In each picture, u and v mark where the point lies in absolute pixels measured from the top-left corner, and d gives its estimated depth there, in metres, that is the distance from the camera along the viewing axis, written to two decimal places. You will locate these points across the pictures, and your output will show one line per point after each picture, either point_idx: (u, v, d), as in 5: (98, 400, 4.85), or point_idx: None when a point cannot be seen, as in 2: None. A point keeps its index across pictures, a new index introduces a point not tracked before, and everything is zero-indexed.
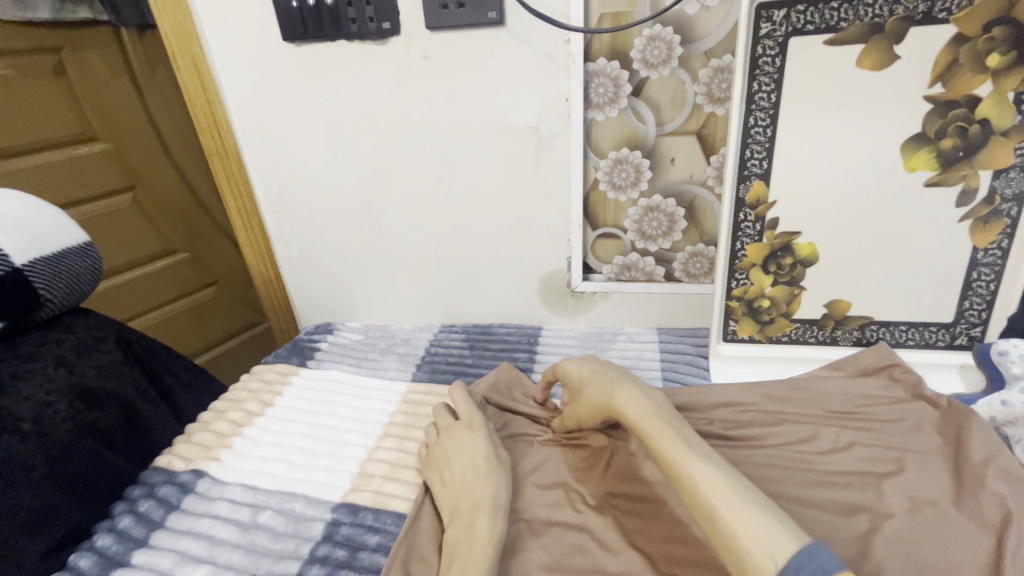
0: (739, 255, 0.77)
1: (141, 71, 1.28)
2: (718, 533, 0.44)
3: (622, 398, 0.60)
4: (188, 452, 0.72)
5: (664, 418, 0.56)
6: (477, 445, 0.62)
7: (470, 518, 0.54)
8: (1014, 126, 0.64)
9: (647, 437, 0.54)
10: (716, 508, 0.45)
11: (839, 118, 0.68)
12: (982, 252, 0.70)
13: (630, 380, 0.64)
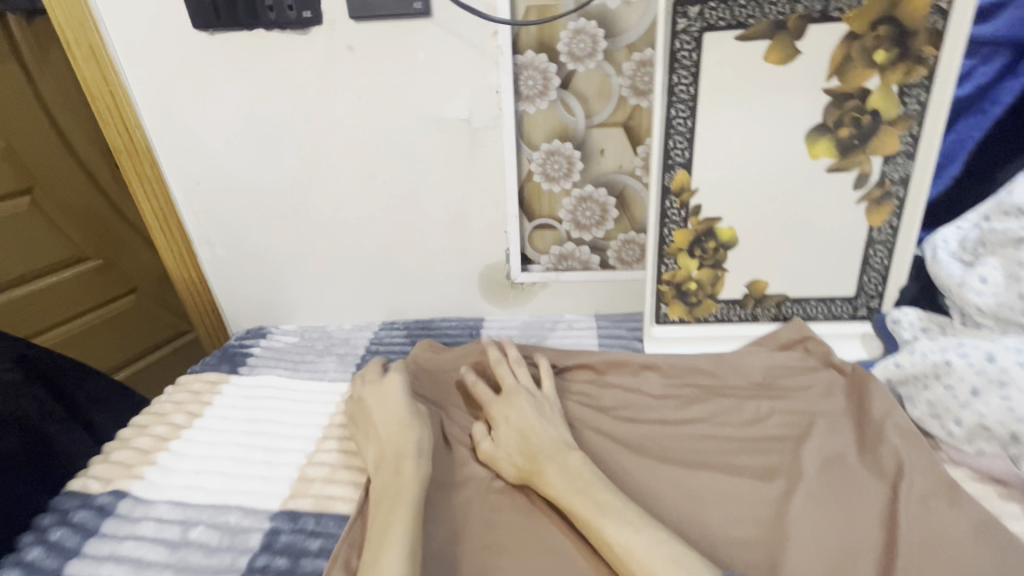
0: (666, 241, 0.81)
1: (33, 59, 1.15)
2: None
3: (553, 471, 0.58)
4: (106, 472, 0.67)
5: (585, 485, 0.56)
6: (404, 410, 0.66)
7: (396, 465, 0.60)
8: (898, 116, 0.71)
9: (577, 515, 0.53)
10: None
11: (751, 109, 0.72)
12: (876, 231, 0.77)
13: (563, 451, 0.60)
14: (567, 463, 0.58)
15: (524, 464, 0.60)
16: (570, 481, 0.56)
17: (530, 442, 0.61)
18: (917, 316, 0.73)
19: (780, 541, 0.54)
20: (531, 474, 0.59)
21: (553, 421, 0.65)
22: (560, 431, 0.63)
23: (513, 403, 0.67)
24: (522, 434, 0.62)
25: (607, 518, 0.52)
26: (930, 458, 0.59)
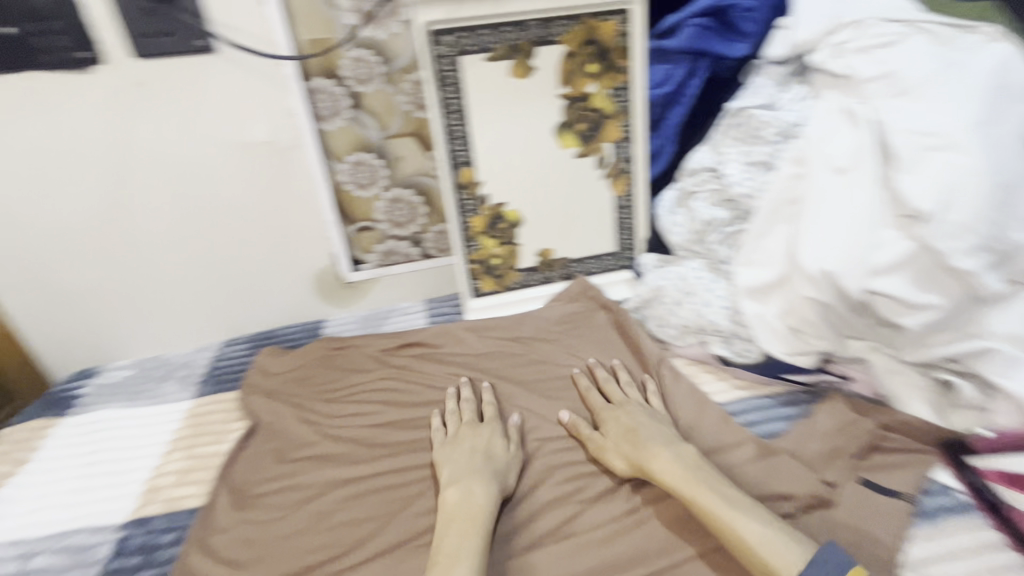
0: (468, 226, 0.98)
1: None
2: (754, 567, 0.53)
3: (665, 466, 0.63)
4: None
5: (696, 475, 0.61)
6: (461, 452, 0.69)
7: (457, 521, 0.61)
8: (614, 111, 0.95)
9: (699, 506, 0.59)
10: (768, 563, 0.52)
11: (511, 114, 0.92)
12: (620, 199, 1.01)
13: (673, 447, 0.66)
14: (681, 452, 0.65)
15: (633, 460, 0.66)
16: (685, 469, 0.62)
17: (642, 437, 0.67)
18: (654, 261, 0.92)
19: (646, 451, 0.65)
20: (638, 467, 0.66)
21: (649, 416, 0.71)
22: (660, 426, 0.69)
23: (649, 412, 0.72)
24: (632, 430, 0.69)
25: (716, 502, 0.58)
26: (658, 356, 0.82)
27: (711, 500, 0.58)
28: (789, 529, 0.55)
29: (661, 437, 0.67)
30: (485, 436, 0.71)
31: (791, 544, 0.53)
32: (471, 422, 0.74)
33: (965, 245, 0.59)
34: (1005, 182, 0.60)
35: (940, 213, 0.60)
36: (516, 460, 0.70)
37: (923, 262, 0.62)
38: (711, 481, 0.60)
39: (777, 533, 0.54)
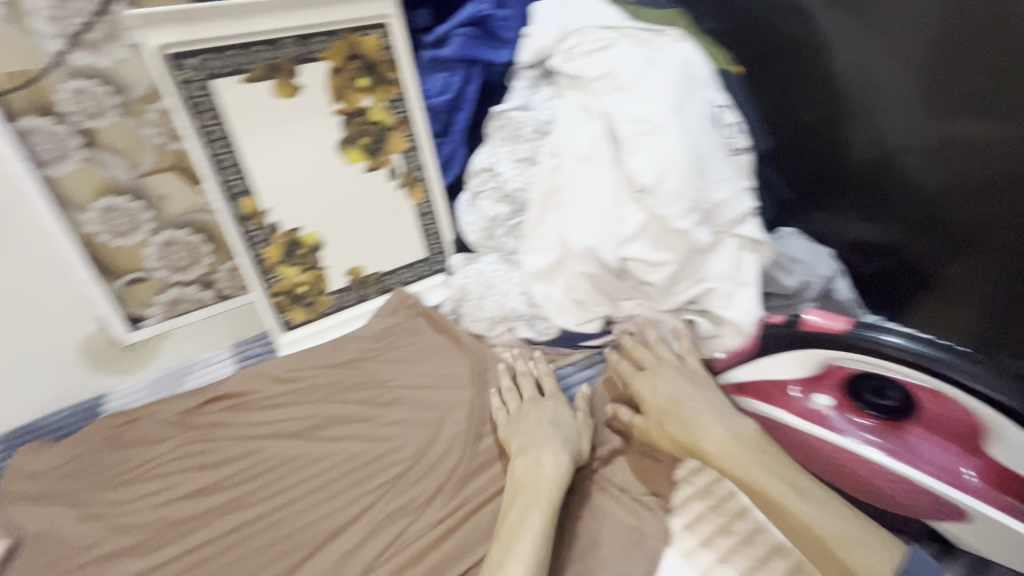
0: (262, 259, 0.92)
1: None
2: (833, 561, 0.53)
3: (717, 444, 0.63)
4: None
5: (749, 455, 0.61)
6: (533, 462, 0.64)
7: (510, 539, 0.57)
8: (395, 123, 0.97)
9: (766, 492, 0.58)
10: (846, 560, 0.52)
11: (283, 136, 0.88)
12: (420, 207, 1.03)
13: (725, 421, 0.65)
14: (732, 429, 0.64)
15: (681, 438, 0.65)
16: (740, 450, 0.62)
17: (686, 411, 0.67)
18: (459, 260, 0.95)
19: (693, 428, 0.65)
20: (690, 444, 0.64)
21: (715, 399, 0.68)
22: (708, 400, 0.68)
23: (676, 377, 0.71)
24: (677, 402, 0.68)
25: (813, 511, 0.56)
26: (477, 348, 0.86)
27: (762, 477, 0.59)
28: (873, 533, 0.53)
29: (716, 412, 0.66)
30: (550, 407, 0.72)
31: (871, 544, 0.52)
32: (533, 398, 0.74)
33: (681, 209, 0.72)
34: (699, 154, 0.74)
35: (658, 185, 0.73)
36: (586, 428, 0.71)
37: (656, 227, 0.74)
38: (769, 462, 0.60)
39: (856, 538, 0.53)
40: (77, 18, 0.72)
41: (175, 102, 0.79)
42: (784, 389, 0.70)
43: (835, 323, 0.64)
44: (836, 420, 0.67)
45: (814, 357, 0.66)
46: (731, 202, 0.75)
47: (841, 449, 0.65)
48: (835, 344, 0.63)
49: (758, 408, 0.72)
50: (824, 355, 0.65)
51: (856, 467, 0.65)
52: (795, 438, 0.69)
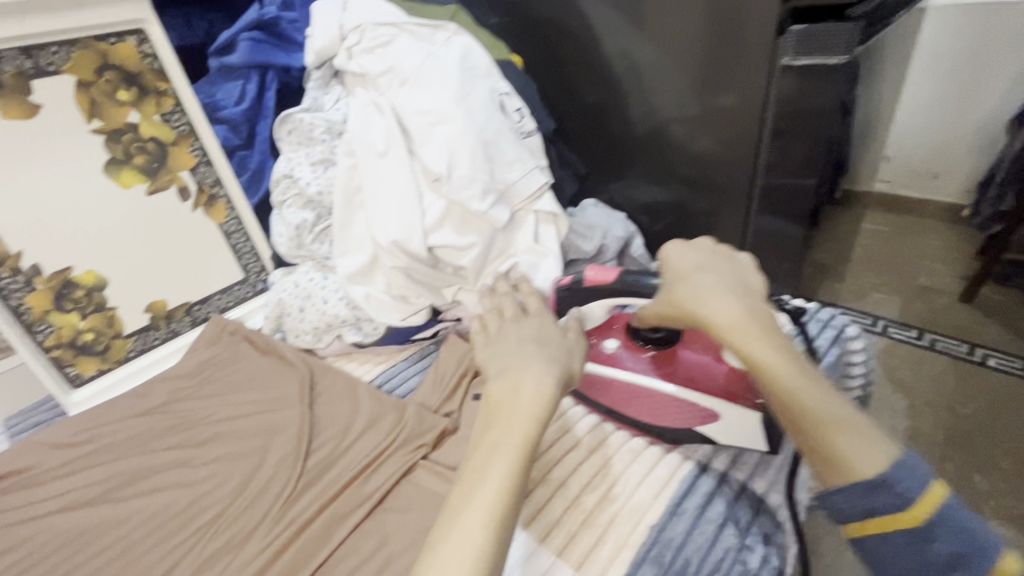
0: (23, 311, 0.78)
1: None
2: (828, 441, 0.46)
3: (722, 313, 0.52)
4: None
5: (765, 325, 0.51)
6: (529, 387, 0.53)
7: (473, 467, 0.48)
8: (175, 137, 0.88)
9: (771, 369, 0.49)
10: (844, 439, 0.45)
11: (24, 165, 0.75)
12: (225, 225, 0.95)
13: (737, 296, 0.53)
14: (752, 305, 0.52)
15: (681, 309, 0.55)
16: (754, 320, 0.51)
17: (694, 291, 0.54)
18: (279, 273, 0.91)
19: (700, 301, 0.53)
20: (692, 313, 0.54)
21: (735, 274, 0.56)
22: (734, 271, 0.56)
23: (694, 244, 0.60)
24: (687, 290, 0.55)
25: (790, 372, 0.48)
26: (304, 364, 0.82)
27: (770, 355, 0.49)
28: (868, 421, 0.47)
29: (727, 284, 0.54)
30: (535, 328, 0.63)
31: (875, 437, 0.46)
32: (515, 318, 0.66)
33: (476, 192, 0.75)
34: (486, 139, 0.78)
35: (451, 173, 0.75)
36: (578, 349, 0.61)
37: (458, 212, 0.77)
38: (775, 336, 0.51)
39: (860, 427, 0.46)
40: None
41: None
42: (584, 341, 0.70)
43: (608, 273, 0.64)
44: (621, 361, 0.66)
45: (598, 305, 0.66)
46: (524, 181, 0.80)
47: (625, 385, 0.65)
48: (608, 295, 0.64)
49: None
50: (603, 303, 0.66)
51: (641, 398, 0.64)
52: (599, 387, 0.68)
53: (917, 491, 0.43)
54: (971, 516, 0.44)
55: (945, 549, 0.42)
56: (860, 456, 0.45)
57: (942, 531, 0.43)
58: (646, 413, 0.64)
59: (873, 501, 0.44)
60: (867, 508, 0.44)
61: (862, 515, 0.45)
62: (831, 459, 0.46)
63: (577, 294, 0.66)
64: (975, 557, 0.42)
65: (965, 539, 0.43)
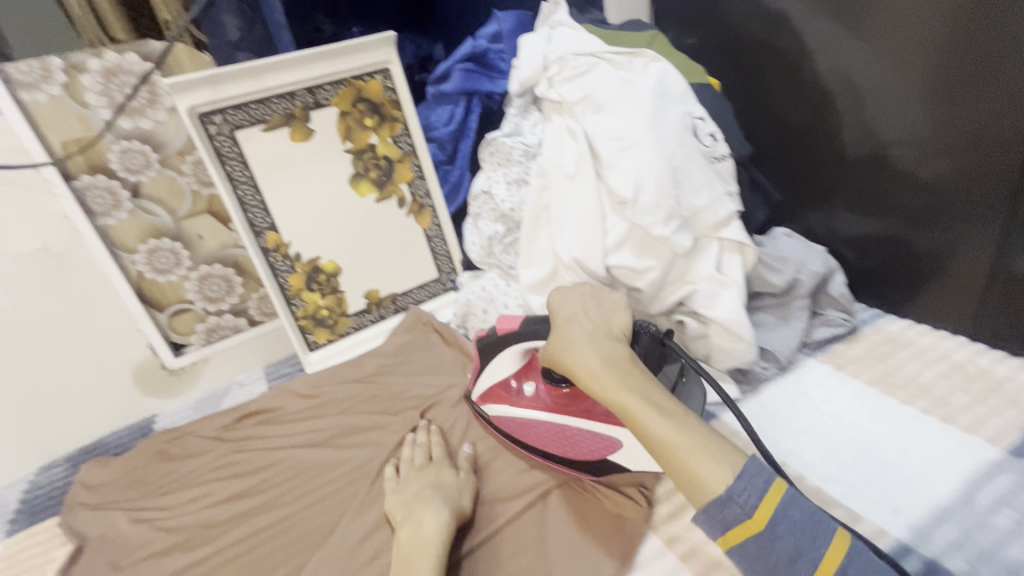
0: (286, 286, 1.01)
1: None
2: (685, 470, 0.56)
3: (581, 360, 0.63)
4: None
5: (613, 368, 0.62)
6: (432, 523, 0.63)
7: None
8: (400, 155, 1.06)
9: (624, 407, 0.59)
10: (693, 469, 0.55)
11: (300, 177, 0.98)
12: (429, 230, 1.11)
13: (592, 340, 0.64)
14: (607, 351, 0.63)
15: (559, 356, 0.65)
16: (603, 362, 0.62)
17: (569, 345, 0.64)
18: (468, 276, 1.03)
19: (569, 350, 0.64)
20: (563, 362, 0.64)
21: (600, 320, 0.66)
22: (604, 315, 0.67)
23: (572, 291, 0.69)
24: (560, 343, 0.65)
25: (640, 408, 0.59)
26: None
27: (621, 396, 0.60)
28: (717, 444, 0.56)
29: (587, 334, 0.65)
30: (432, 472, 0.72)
31: (722, 459, 0.55)
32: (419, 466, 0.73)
33: (659, 217, 0.77)
34: (675, 164, 0.79)
35: (637, 197, 0.77)
36: (469, 483, 0.71)
37: (639, 235, 0.79)
38: (630, 371, 0.62)
39: (709, 452, 0.56)
40: (122, 89, 0.85)
41: (199, 149, 0.91)
42: (509, 389, 0.74)
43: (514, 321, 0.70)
44: (543, 403, 0.71)
45: (513, 352, 0.71)
46: (711, 208, 0.79)
47: (549, 423, 0.70)
48: (514, 341, 0.70)
49: (496, 412, 0.75)
50: (516, 347, 0.71)
51: (560, 437, 0.70)
52: (519, 423, 0.73)
53: (755, 500, 0.52)
54: (807, 506, 0.51)
55: (787, 547, 0.49)
56: (708, 479, 0.54)
57: (781, 528, 0.50)
58: (570, 451, 0.69)
59: (727, 515, 0.52)
60: (724, 524, 0.53)
61: (722, 530, 0.53)
62: (692, 485, 0.55)
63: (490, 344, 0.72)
64: (810, 544, 0.49)
65: (800, 531, 0.50)
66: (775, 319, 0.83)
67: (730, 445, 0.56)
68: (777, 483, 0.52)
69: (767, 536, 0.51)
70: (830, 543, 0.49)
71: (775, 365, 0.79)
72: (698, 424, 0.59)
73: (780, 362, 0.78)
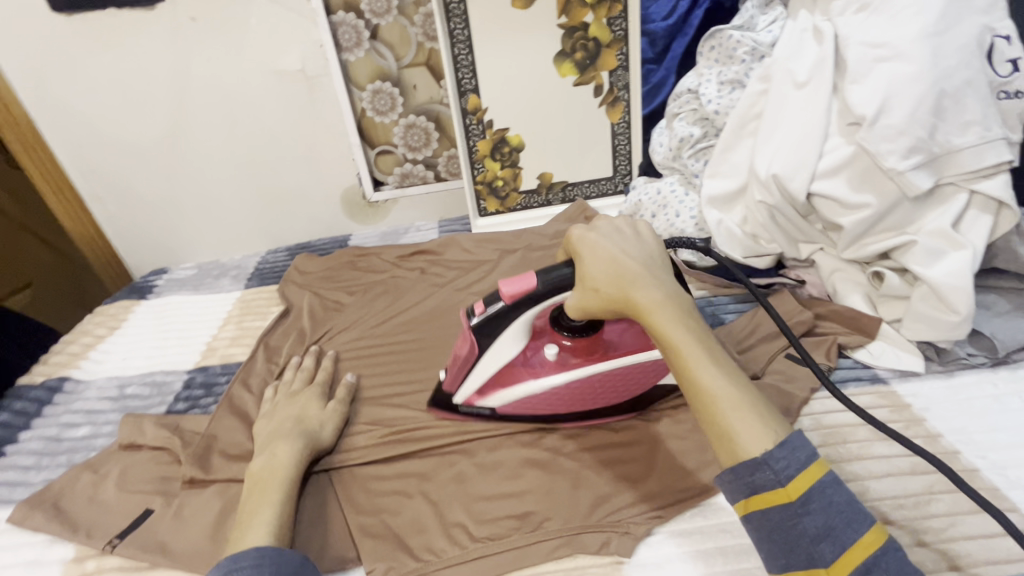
0: (474, 150, 1.08)
1: None
2: (729, 430, 0.46)
3: (643, 290, 0.52)
4: (55, 363, 0.88)
5: (673, 305, 0.52)
6: (291, 450, 0.61)
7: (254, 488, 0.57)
8: (611, 40, 1.02)
9: (680, 348, 0.49)
10: (739, 431, 0.46)
11: (511, 44, 1.00)
12: (617, 126, 1.08)
13: (652, 272, 0.54)
14: (667, 290, 0.53)
15: (609, 283, 0.53)
16: (665, 294, 0.52)
17: (627, 269, 0.54)
18: (643, 180, 1.00)
19: (627, 282, 0.53)
20: (615, 291, 0.53)
21: (647, 255, 0.56)
22: (652, 251, 0.57)
23: (597, 225, 0.58)
24: (618, 262, 0.54)
25: (697, 353, 0.49)
26: None
27: (682, 336, 0.50)
28: (764, 406, 0.48)
29: (649, 267, 0.54)
30: (300, 404, 0.68)
31: (771, 421, 0.47)
32: (289, 391, 0.71)
33: (899, 147, 0.65)
34: (945, 88, 0.64)
35: (878, 118, 0.66)
36: (334, 419, 0.67)
37: (863, 164, 0.69)
38: (686, 314, 0.52)
39: (760, 414, 0.47)
40: None
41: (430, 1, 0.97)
42: (517, 368, 0.63)
43: (524, 281, 0.56)
44: (566, 365, 0.61)
45: (523, 324, 0.59)
46: (976, 151, 0.63)
47: (587, 381, 0.61)
48: (531, 305, 0.56)
49: (506, 400, 0.63)
50: (531, 315, 0.58)
51: (582, 389, 0.62)
52: (541, 401, 0.63)
53: (795, 468, 0.44)
54: (848, 492, 0.44)
55: (815, 523, 0.43)
56: (753, 445, 0.45)
57: (816, 504, 0.43)
58: (612, 395, 0.64)
59: (757, 480, 0.44)
60: (751, 488, 0.44)
61: (748, 494, 0.45)
62: (733, 446, 0.46)
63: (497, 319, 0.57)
64: (843, 527, 0.43)
65: (836, 512, 0.43)
66: (1009, 306, 0.68)
67: (778, 414, 0.48)
68: (818, 462, 0.45)
69: (798, 509, 0.43)
70: (865, 534, 0.42)
71: (986, 355, 0.66)
72: (748, 385, 0.50)
73: (994, 354, 0.66)
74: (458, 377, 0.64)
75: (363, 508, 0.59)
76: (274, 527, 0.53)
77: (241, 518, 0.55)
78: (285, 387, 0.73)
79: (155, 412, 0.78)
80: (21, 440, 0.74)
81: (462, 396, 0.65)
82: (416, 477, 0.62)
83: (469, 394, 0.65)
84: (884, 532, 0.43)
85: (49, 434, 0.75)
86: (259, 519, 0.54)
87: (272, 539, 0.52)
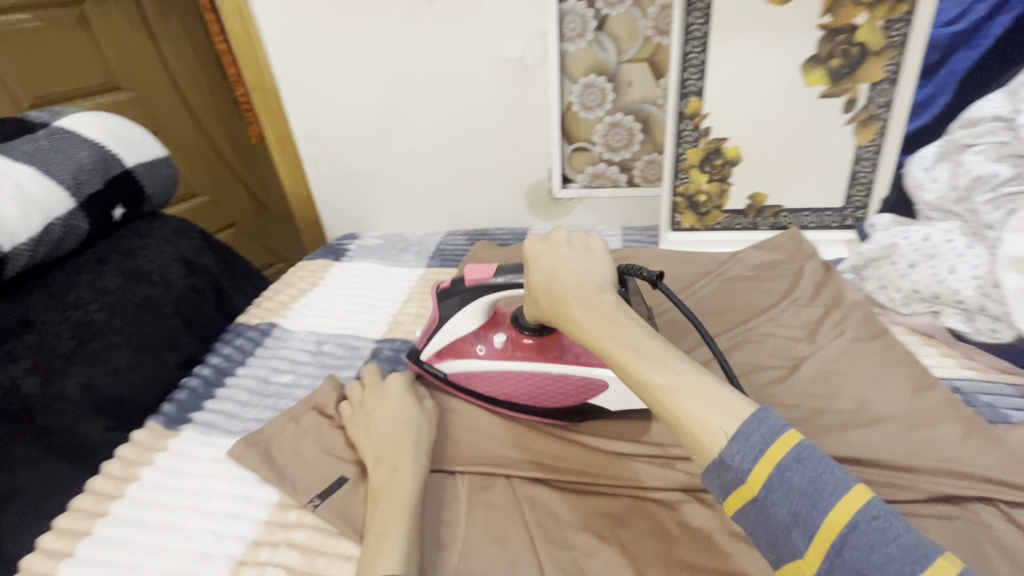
0: (682, 158, 0.98)
1: (154, 21, 1.48)
2: (680, 435, 0.41)
3: (567, 305, 0.51)
4: (266, 309, 0.96)
5: (594, 311, 0.49)
6: (412, 469, 0.57)
7: (383, 506, 0.54)
8: (883, 48, 0.85)
9: (610, 355, 0.47)
10: (687, 428, 0.40)
11: (756, 43, 0.88)
12: (863, 149, 0.91)
13: (576, 282, 0.52)
14: (591, 296, 0.51)
15: (548, 307, 0.54)
16: (590, 303, 0.50)
17: (559, 289, 0.53)
18: (891, 220, 0.83)
19: (558, 304, 0.53)
20: (555, 314, 0.53)
21: (588, 263, 0.54)
22: (597, 258, 0.55)
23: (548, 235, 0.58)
24: (550, 283, 0.54)
25: (624, 356, 0.45)
26: (871, 319, 0.76)
27: (609, 344, 0.47)
28: (714, 388, 0.41)
29: (577, 277, 0.53)
30: (394, 404, 0.65)
31: (709, 407, 0.40)
32: (376, 387, 0.69)
33: None
34: None
35: None
36: (431, 422, 0.64)
37: None
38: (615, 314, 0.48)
39: (705, 400, 0.40)
40: None
41: None
42: (470, 343, 0.71)
43: (484, 272, 0.65)
44: (516, 355, 0.69)
45: (482, 305, 0.67)
46: None
47: (530, 373, 0.67)
48: (487, 291, 0.64)
49: (457, 369, 0.70)
50: (489, 300, 0.66)
51: (529, 382, 0.67)
52: (488, 381, 0.69)
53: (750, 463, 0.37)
54: (821, 466, 0.36)
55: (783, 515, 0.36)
56: (700, 436, 0.39)
57: (779, 495, 0.36)
58: (544, 398, 0.68)
59: (725, 480, 0.39)
60: (725, 488, 0.39)
61: (722, 494, 0.39)
62: (689, 443, 0.40)
63: (455, 295, 0.66)
64: (808, 514, 0.35)
65: (800, 496, 0.35)
66: None
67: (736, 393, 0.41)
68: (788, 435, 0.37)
69: (765, 502, 0.37)
70: (829, 513, 0.34)
71: None
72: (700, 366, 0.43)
73: None
74: (429, 334, 0.71)
75: (555, 537, 0.55)
76: (405, 549, 0.49)
77: (369, 541, 0.51)
78: (360, 388, 0.69)
79: (346, 374, 0.81)
80: (237, 374, 0.82)
81: (428, 353, 0.72)
82: (610, 519, 0.56)
83: (431, 354, 0.72)
84: (863, 495, 0.34)
85: (260, 375, 0.82)
86: (385, 545, 0.49)
87: (405, 561, 0.48)
